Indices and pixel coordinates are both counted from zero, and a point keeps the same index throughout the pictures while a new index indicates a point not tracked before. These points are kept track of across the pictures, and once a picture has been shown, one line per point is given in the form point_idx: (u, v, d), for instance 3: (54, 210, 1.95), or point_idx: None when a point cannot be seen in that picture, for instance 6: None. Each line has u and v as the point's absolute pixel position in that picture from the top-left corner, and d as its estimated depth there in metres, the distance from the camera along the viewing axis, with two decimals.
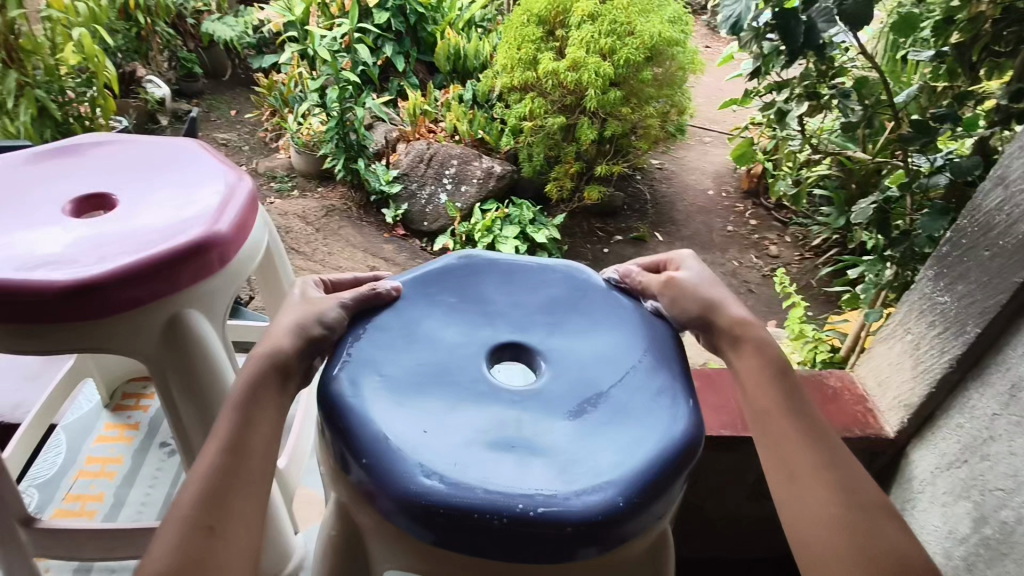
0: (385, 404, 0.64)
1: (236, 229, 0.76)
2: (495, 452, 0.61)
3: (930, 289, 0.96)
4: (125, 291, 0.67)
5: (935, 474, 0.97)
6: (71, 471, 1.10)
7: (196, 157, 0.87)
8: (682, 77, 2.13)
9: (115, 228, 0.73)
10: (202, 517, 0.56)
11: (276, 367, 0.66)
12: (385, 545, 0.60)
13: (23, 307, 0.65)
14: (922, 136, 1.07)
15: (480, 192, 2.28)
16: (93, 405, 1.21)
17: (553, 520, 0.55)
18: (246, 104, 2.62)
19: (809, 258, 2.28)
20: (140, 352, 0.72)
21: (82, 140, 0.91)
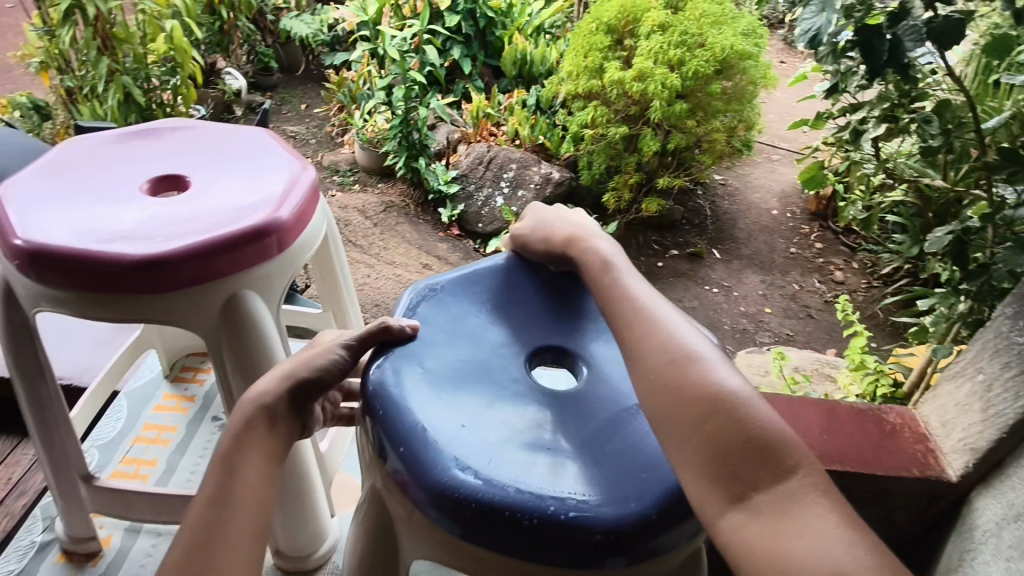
0: (426, 395, 0.65)
1: (297, 217, 0.79)
2: (529, 453, 0.61)
3: (1008, 328, 0.90)
4: (190, 268, 0.71)
5: (1002, 525, 0.88)
6: (130, 436, 1.16)
7: (264, 146, 0.91)
8: (752, 92, 2.08)
9: (184, 208, 0.77)
10: (205, 542, 0.56)
11: (311, 375, 0.68)
12: (415, 536, 0.61)
13: (97, 277, 0.70)
14: (1011, 164, 1.00)
15: (537, 198, 2.24)
16: (154, 375, 1.28)
17: (584, 525, 0.55)
18: (316, 98, 2.71)
19: (876, 287, 2.18)
20: (198, 328, 0.75)
21: (161, 124, 0.96)
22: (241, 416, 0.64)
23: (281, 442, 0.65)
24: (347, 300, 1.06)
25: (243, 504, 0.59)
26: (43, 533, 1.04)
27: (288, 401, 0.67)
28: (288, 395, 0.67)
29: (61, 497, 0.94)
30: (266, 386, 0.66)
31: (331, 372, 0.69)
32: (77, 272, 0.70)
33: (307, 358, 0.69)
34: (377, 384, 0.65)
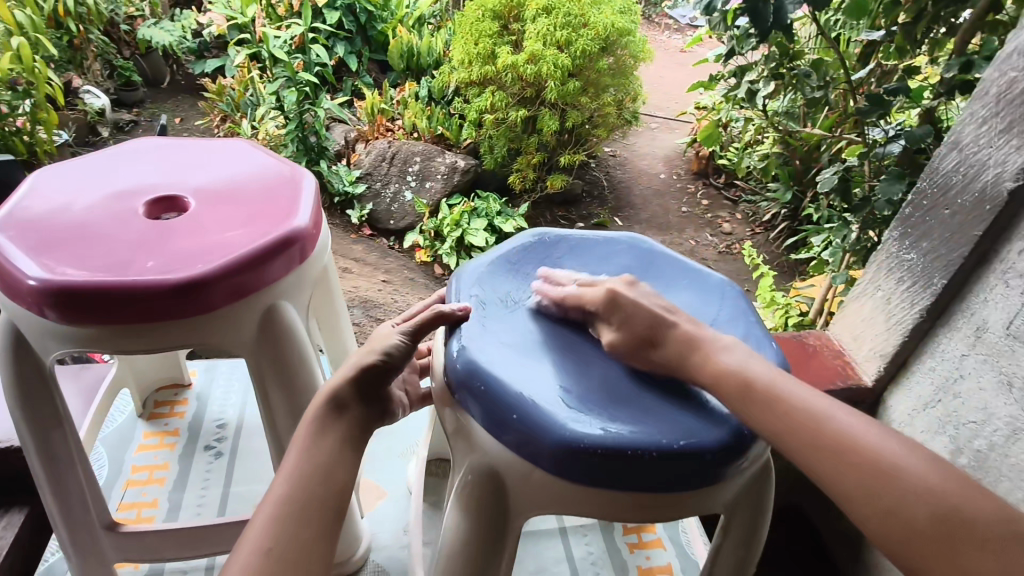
0: (513, 365, 0.65)
1: (313, 224, 0.77)
2: (623, 400, 0.64)
3: (897, 248, 1.06)
4: (228, 285, 0.67)
5: (913, 415, 1.06)
6: (119, 482, 1.06)
7: (249, 156, 0.88)
8: (633, 66, 2.20)
9: (191, 227, 0.72)
10: (284, 516, 0.56)
11: (379, 361, 0.69)
12: (529, 496, 0.62)
13: (125, 307, 0.64)
14: (877, 108, 1.17)
15: (446, 187, 2.27)
16: (126, 416, 1.18)
17: (696, 451, 0.59)
18: (191, 109, 2.52)
19: (760, 233, 2.42)
20: (235, 345, 0.72)
21: (127, 146, 0.89)
22: (314, 407, 0.66)
23: (354, 430, 0.66)
24: (339, 311, 0.99)
25: (322, 483, 0.60)
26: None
27: (359, 389, 0.68)
28: (359, 382, 0.68)
29: (77, 553, 0.84)
30: (334, 378, 0.68)
31: (392, 355, 0.70)
32: (102, 306, 0.64)
33: (371, 345, 0.71)
34: (466, 360, 0.65)
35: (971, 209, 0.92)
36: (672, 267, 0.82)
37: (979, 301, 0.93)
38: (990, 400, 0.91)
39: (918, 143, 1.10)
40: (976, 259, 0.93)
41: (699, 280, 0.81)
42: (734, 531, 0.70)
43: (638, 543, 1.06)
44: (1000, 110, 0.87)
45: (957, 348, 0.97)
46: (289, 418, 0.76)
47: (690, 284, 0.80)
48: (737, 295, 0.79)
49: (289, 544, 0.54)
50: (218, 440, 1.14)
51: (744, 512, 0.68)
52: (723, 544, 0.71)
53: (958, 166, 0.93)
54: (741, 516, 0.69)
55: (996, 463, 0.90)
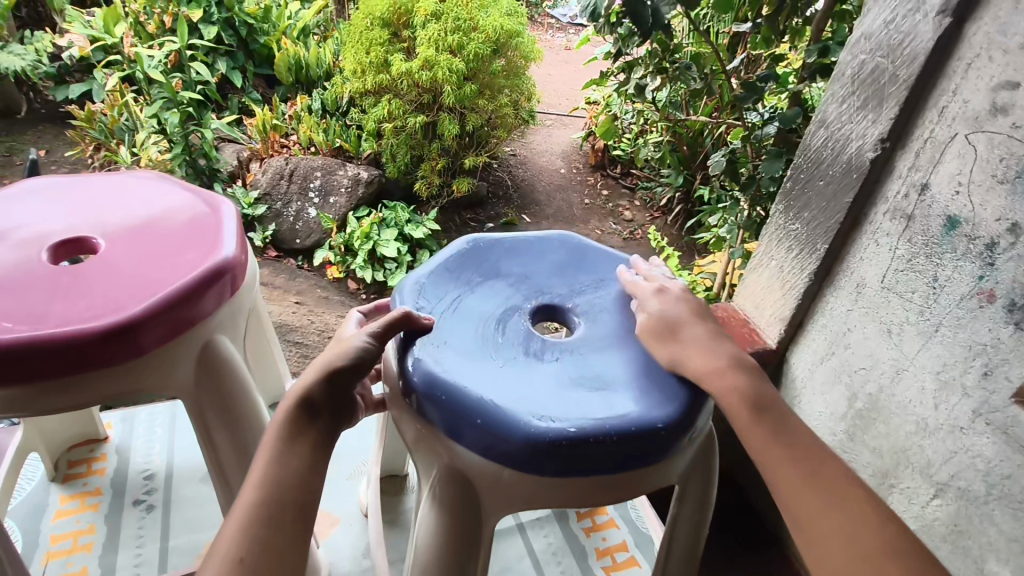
0: (472, 371, 0.65)
1: (240, 252, 0.74)
2: (579, 392, 0.65)
3: (783, 220, 1.17)
4: (158, 326, 0.64)
5: (813, 369, 1.17)
6: (37, 555, 0.95)
7: (160, 188, 0.83)
8: (523, 67, 2.25)
9: (107, 269, 0.67)
10: (254, 526, 0.52)
11: (348, 365, 0.63)
12: (498, 497, 0.63)
13: (44, 362, 0.59)
14: (752, 95, 1.28)
15: (351, 201, 2.24)
16: (37, 482, 1.07)
17: (647, 424, 0.62)
18: (57, 139, 2.29)
19: (659, 218, 2.57)
20: (174, 388, 0.69)
21: (14, 188, 0.82)
22: (284, 411, 0.60)
23: (327, 433, 0.61)
24: (269, 334, 0.99)
25: (295, 490, 0.56)
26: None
27: (333, 391, 0.62)
28: (334, 385, 0.62)
29: None
30: (306, 379, 0.62)
31: (367, 360, 0.64)
32: (15, 365, 0.58)
33: (334, 350, 0.64)
34: (425, 372, 0.64)
35: (841, 179, 1.03)
36: (603, 260, 0.86)
37: (856, 261, 1.04)
38: (875, 347, 1.02)
39: (792, 124, 1.22)
40: (849, 224, 1.04)
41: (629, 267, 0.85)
42: (689, 498, 0.74)
43: (592, 527, 1.10)
44: (855, 89, 0.98)
45: (843, 304, 1.08)
46: (237, 457, 0.74)
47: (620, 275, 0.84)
48: None
49: (262, 557, 0.50)
50: (147, 493, 1.06)
51: (698, 481, 0.73)
52: (680, 512, 0.75)
53: (827, 142, 1.05)
54: (694, 486, 0.73)
55: (886, 403, 1.02)
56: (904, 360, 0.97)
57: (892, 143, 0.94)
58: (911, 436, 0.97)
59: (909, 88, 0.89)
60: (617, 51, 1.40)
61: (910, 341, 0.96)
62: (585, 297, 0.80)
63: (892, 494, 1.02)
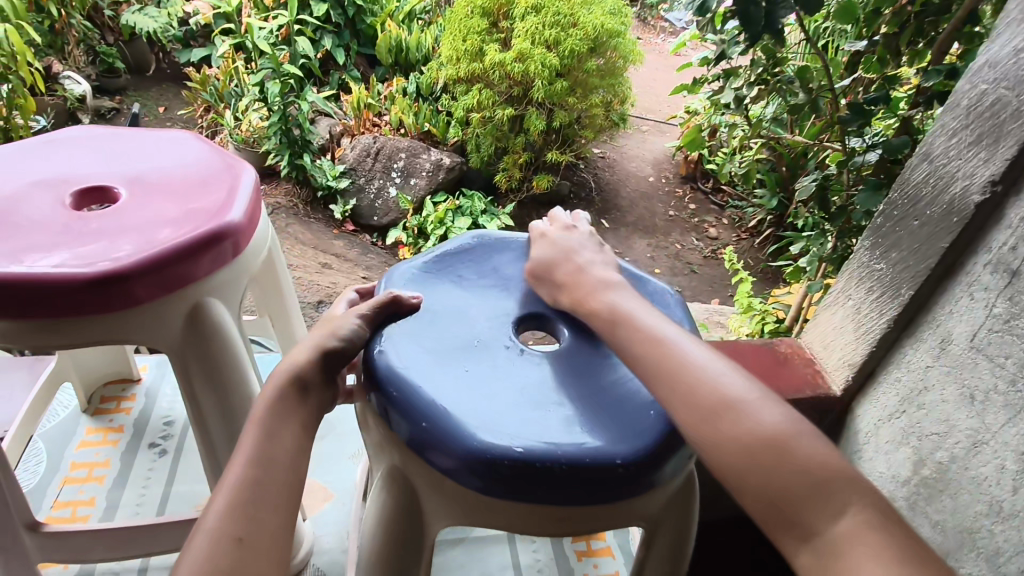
0: (435, 372, 0.64)
1: (247, 219, 0.76)
2: (540, 412, 0.61)
3: (867, 258, 1.05)
4: (150, 279, 0.66)
5: (879, 425, 1.06)
6: (55, 480, 1.04)
7: (192, 147, 0.87)
8: (622, 67, 2.18)
9: (121, 219, 0.71)
10: (245, 502, 0.54)
11: (338, 347, 0.67)
12: (444, 506, 0.62)
13: (47, 301, 0.63)
14: (859, 118, 1.17)
15: (430, 184, 2.29)
16: (70, 411, 1.16)
17: (604, 458, 0.57)
18: (175, 99, 2.48)
19: (745, 239, 2.44)
20: (159, 342, 0.71)
21: (70, 134, 0.88)
22: (275, 386, 0.63)
23: (314, 413, 0.64)
24: (291, 310, 1.00)
25: (284, 468, 0.57)
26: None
27: (323, 372, 0.66)
28: (324, 367, 0.66)
29: None
30: (299, 358, 0.65)
31: (356, 342, 0.67)
32: (22, 300, 0.62)
33: (328, 328, 0.68)
34: (385, 367, 0.63)
35: (940, 221, 0.91)
36: (616, 273, 0.80)
37: (945, 313, 0.93)
38: (952, 412, 0.91)
39: (896, 154, 1.10)
40: (942, 270, 0.92)
41: (640, 285, 0.79)
42: (657, 547, 0.69)
43: (586, 551, 1.05)
44: (970, 122, 0.86)
45: (923, 359, 0.97)
46: (219, 417, 0.76)
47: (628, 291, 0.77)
48: (676, 304, 0.76)
49: (256, 533, 0.52)
50: (162, 437, 1.13)
51: (668, 528, 0.68)
52: (647, 560, 0.71)
53: (928, 177, 0.93)
54: (664, 532, 0.68)
55: (956, 475, 0.90)
56: (984, 433, 0.86)
57: (1005, 187, 0.83)
58: (981, 518, 0.86)
59: None
60: (713, 57, 1.32)
61: (995, 413, 0.84)
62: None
63: None
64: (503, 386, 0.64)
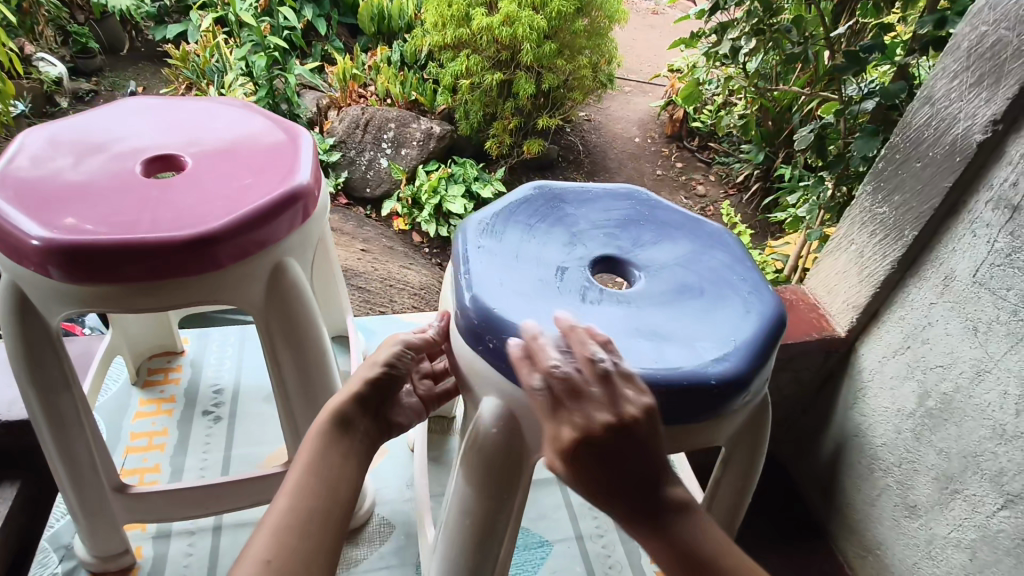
0: (525, 309, 0.63)
1: (314, 181, 0.77)
2: (633, 341, 0.62)
3: (870, 202, 1.09)
4: (234, 242, 0.67)
5: (883, 362, 1.11)
6: (118, 448, 1.06)
7: (243, 114, 0.87)
8: (607, 27, 2.17)
9: (194, 186, 0.71)
10: (284, 527, 0.54)
11: (382, 374, 0.69)
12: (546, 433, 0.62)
13: (137, 264, 0.64)
14: (853, 66, 1.19)
15: (422, 154, 2.26)
16: (121, 384, 1.17)
17: (699, 379, 0.59)
18: (154, 78, 2.42)
19: (734, 195, 2.49)
20: (245, 303, 0.73)
21: (126, 104, 0.88)
22: (319, 423, 0.64)
23: (360, 444, 0.65)
24: (335, 274, 1.01)
25: (323, 497, 0.57)
26: (61, 564, 0.92)
27: (363, 404, 0.67)
28: (364, 396, 0.67)
29: (86, 515, 0.84)
30: (343, 393, 0.67)
31: (397, 366, 0.70)
32: (111, 265, 0.63)
33: (372, 359, 0.70)
34: (479, 307, 0.63)
35: (942, 161, 0.95)
36: (672, 215, 0.81)
37: (948, 252, 0.97)
38: (956, 344, 0.96)
39: (893, 99, 1.12)
40: (945, 209, 0.96)
41: (697, 226, 0.80)
42: (734, 464, 0.74)
43: None
44: (971, 64, 0.90)
45: (926, 296, 1.02)
46: (296, 374, 0.79)
47: (688, 233, 0.79)
48: (732, 242, 0.78)
49: (290, 557, 0.52)
50: (216, 405, 1.14)
51: (745, 448, 0.73)
52: (723, 476, 0.76)
53: (930, 120, 0.97)
54: (741, 451, 0.73)
55: (961, 404, 0.95)
56: (987, 362, 0.90)
57: (1006, 125, 0.86)
58: (985, 442, 0.91)
59: None
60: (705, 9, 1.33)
61: (997, 342, 0.89)
62: (651, 254, 0.75)
63: (955, 500, 0.96)
64: (593, 321, 0.64)
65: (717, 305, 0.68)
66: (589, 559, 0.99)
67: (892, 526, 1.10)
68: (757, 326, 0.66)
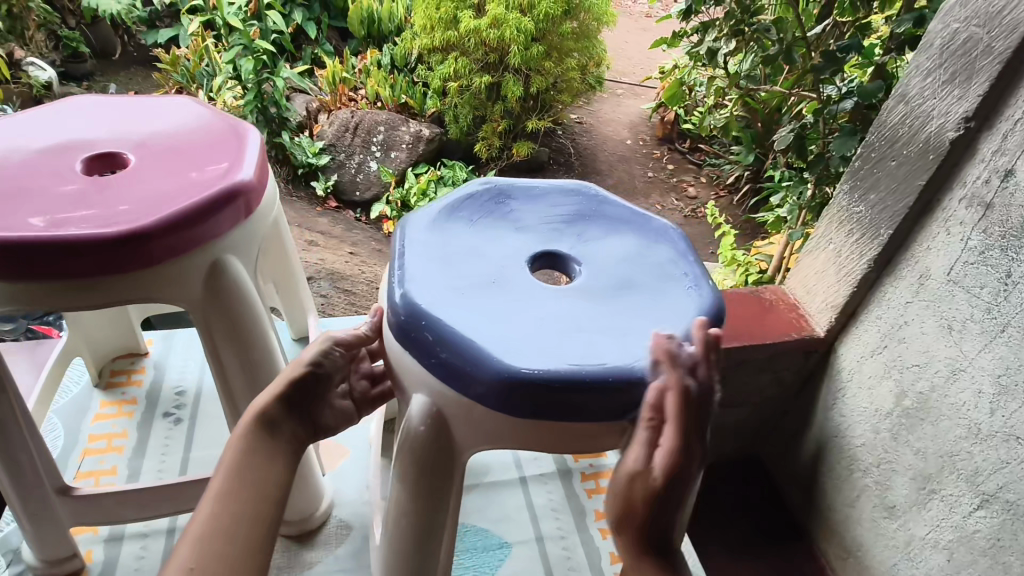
0: (458, 306, 0.64)
1: (258, 178, 0.77)
2: (564, 337, 0.62)
3: (847, 202, 1.08)
4: (167, 239, 0.67)
5: (861, 362, 1.10)
6: (76, 451, 1.06)
7: (193, 111, 0.87)
8: (595, 29, 2.18)
9: (132, 184, 0.72)
10: (209, 535, 0.56)
11: (305, 374, 0.70)
12: (473, 430, 0.63)
13: (67, 262, 0.64)
14: (831, 65, 1.19)
15: (412, 157, 2.29)
16: (83, 386, 1.17)
17: (626, 377, 0.59)
18: (144, 82, 2.43)
19: (725, 197, 2.49)
20: (185, 301, 0.73)
21: (75, 103, 0.89)
22: (243, 427, 0.65)
23: (286, 444, 0.67)
24: (297, 274, 1.03)
25: (248, 502, 0.60)
26: (9, 568, 0.93)
27: (287, 404, 0.69)
28: (288, 397, 0.69)
29: (31, 518, 0.86)
30: (265, 393, 0.68)
31: (323, 365, 0.71)
32: (40, 262, 0.64)
33: (297, 359, 0.71)
34: (407, 304, 0.63)
35: (917, 160, 0.94)
36: (621, 211, 0.82)
37: (923, 250, 0.96)
38: (931, 343, 0.96)
39: (871, 98, 1.11)
40: (920, 208, 0.96)
41: (645, 221, 0.80)
42: None
43: (595, 488, 1.10)
44: (944, 62, 0.89)
45: (902, 295, 1.01)
46: (241, 372, 0.79)
47: (635, 228, 0.79)
48: (680, 237, 0.78)
49: (214, 562, 0.54)
50: (177, 407, 1.14)
51: None
52: None
53: (904, 119, 0.96)
54: None
55: (937, 403, 0.95)
56: (962, 360, 0.90)
57: (978, 123, 0.86)
58: (961, 441, 0.90)
59: (1004, 61, 0.81)
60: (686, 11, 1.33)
61: (972, 340, 0.88)
62: (594, 249, 0.75)
63: (933, 500, 0.96)
64: (528, 317, 0.64)
65: (656, 300, 0.68)
66: (549, 561, 0.99)
67: (872, 528, 1.09)
68: (693, 322, 0.66)
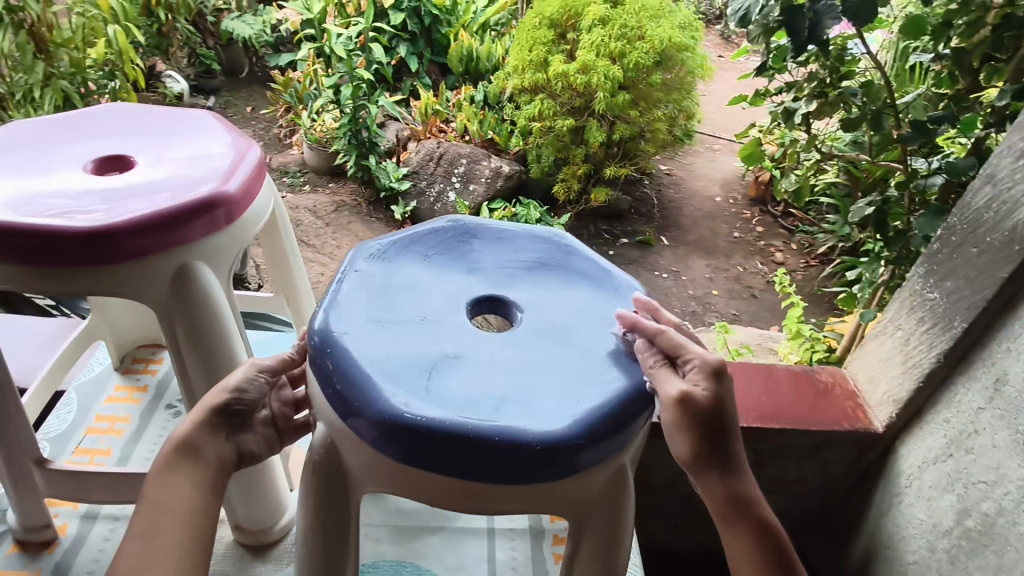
0: (372, 341, 0.65)
1: (243, 193, 0.84)
2: (466, 387, 0.62)
3: (920, 286, 0.97)
4: (134, 239, 0.75)
5: (923, 468, 0.98)
6: (82, 428, 1.16)
7: (209, 126, 0.96)
8: (691, 82, 2.16)
9: (124, 185, 0.81)
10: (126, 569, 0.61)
11: (227, 400, 0.74)
12: (360, 466, 0.63)
13: (46, 249, 0.73)
14: (920, 136, 1.09)
15: (488, 192, 2.30)
16: (105, 367, 1.28)
17: (513, 440, 0.57)
18: (262, 100, 2.67)
19: (814, 266, 2.32)
20: (150, 302, 0.80)
21: (111, 108, 0.99)
22: (164, 457, 0.70)
23: (209, 468, 0.71)
24: (301, 288, 1.09)
25: (165, 534, 0.64)
26: None
27: (209, 430, 0.73)
28: (208, 422, 0.73)
29: (13, 483, 0.95)
30: (187, 421, 0.73)
31: (244, 392, 0.76)
32: (25, 249, 0.73)
33: (220, 386, 0.75)
34: (322, 330, 0.65)
35: (1001, 249, 0.84)
36: (587, 265, 0.81)
37: (1001, 350, 0.85)
38: (1002, 459, 0.83)
39: (960, 176, 1.01)
40: (1000, 303, 0.85)
41: (607, 280, 0.79)
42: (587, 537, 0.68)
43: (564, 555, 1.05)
44: None
45: (974, 400, 0.89)
46: (197, 376, 0.85)
47: (595, 286, 0.78)
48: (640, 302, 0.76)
49: None
50: (179, 401, 1.21)
51: (596, 520, 0.67)
52: (578, 553, 0.70)
53: (991, 202, 0.85)
54: (595, 521, 0.67)
55: (1003, 529, 0.82)
56: None
57: None
58: None
59: None
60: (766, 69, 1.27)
61: None
62: (543, 301, 0.75)
63: None
64: (439, 363, 0.64)
65: (585, 363, 0.67)
66: None
67: None
68: (617, 392, 0.63)
